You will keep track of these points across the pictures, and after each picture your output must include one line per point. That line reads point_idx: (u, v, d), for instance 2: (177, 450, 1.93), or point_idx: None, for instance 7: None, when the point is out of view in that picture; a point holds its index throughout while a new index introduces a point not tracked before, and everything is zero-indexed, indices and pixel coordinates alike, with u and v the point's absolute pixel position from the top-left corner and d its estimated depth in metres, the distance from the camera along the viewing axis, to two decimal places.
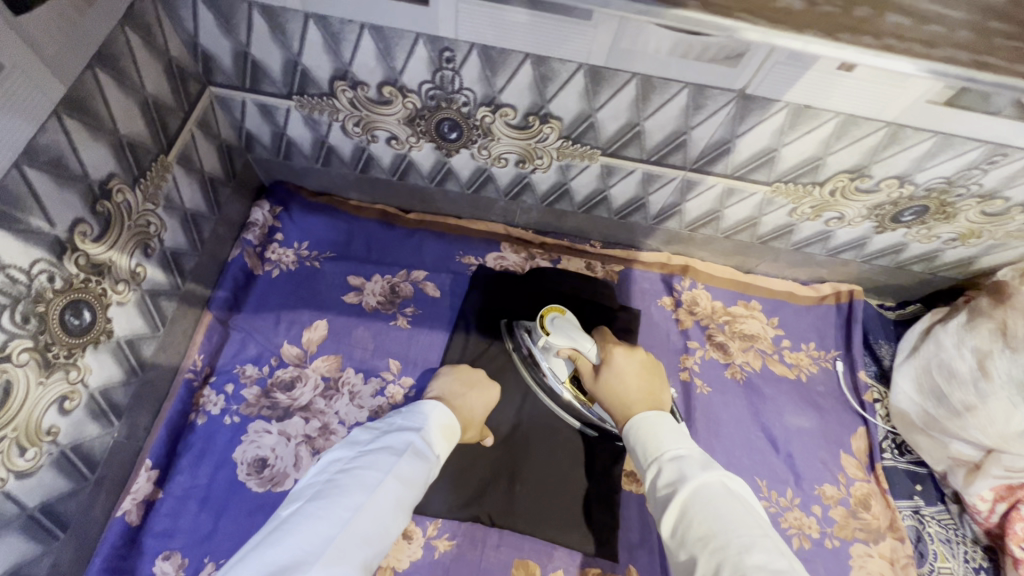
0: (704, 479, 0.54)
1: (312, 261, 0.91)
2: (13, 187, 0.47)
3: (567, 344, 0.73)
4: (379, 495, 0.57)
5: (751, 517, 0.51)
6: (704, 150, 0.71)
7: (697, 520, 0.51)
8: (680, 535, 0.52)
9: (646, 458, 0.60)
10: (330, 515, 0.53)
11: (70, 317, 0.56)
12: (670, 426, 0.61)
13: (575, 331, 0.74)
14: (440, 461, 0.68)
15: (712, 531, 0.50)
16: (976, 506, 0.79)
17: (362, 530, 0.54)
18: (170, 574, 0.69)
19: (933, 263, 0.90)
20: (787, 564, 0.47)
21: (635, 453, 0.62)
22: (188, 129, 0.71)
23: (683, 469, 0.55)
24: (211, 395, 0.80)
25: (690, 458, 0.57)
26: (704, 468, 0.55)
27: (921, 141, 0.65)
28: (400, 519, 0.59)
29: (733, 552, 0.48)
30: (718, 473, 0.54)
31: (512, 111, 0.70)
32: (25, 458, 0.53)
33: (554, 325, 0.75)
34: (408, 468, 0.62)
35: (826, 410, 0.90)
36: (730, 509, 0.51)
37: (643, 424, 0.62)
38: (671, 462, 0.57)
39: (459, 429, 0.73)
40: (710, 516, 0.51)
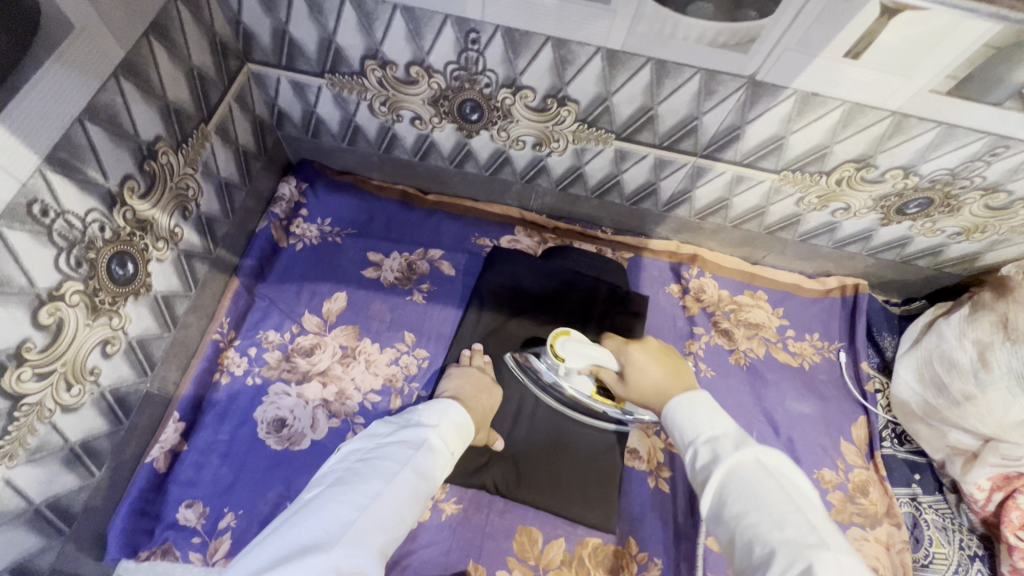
0: (737, 457, 0.51)
1: (334, 237, 0.96)
2: (75, 140, 0.51)
3: (583, 361, 0.77)
4: (396, 486, 0.60)
5: (787, 490, 0.48)
6: (714, 136, 0.74)
7: (731, 500, 0.49)
8: (717, 514, 0.51)
9: (683, 440, 0.58)
10: (350, 501, 0.56)
11: (115, 266, 0.60)
12: (705, 405, 0.59)
13: (587, 347, 0.78)
14: (455, 457, 0.71)
15: (745, 510, 0.48)
16: (973, 495, 0.80)
17: (379, 515, 0.56)
18: (192, 521, 0.73)
19: (939, 258, 0.92)
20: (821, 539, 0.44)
21: (674, 436, 0.60)
22: (227, 101, 0.75)
23: (716, 449, 0.53)
24: (235, 357, 0.84)
25: (725, 438, 0.54)
26: (736, 447, 0.52)
27: (925, 131, 0.68)
28: (416, 511, 0.61)
29: (762, 530, 0.46)
30: (751, 451, 0.52)
31: (532, 93, 0.73)
32: (71, 394, 0.58)
33: (565, 349, 0.78)
34: (424, 462, 0.65)
35: (828, 398, 0.92)
36: (763, 487, 0.48)
37: (676, 409, 0.61)
38: (706, 442, 0.55)
39: (474, 429, 0.76)
40: (741, 495, 0.49)
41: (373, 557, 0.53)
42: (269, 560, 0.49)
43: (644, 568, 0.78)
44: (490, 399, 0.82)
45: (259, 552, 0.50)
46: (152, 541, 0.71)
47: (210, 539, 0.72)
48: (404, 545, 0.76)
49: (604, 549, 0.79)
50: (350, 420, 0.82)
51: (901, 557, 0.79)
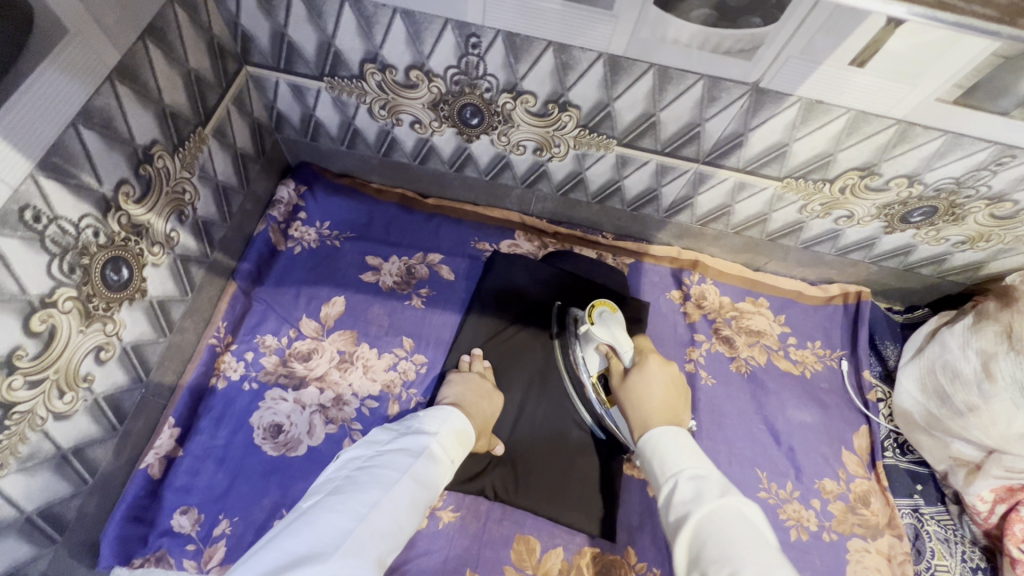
0: (720, 502, 0.51)
1: (333, 241, 0.95)
2: (69, 145, 0.51)
3: (606, 337, 0.75)
4: (395, 494, 0.59)
5: (766, 547, 0.47)
6: (716, 143, 0.74)
7: (710, 540, 0.48)
8: (694, 555, 0.49)
9: (664, 475, 0.58)
10: (349, 509, 0.55)
11: (110, 272, 0.59)
12: (691, 446, 0.59)
13: (618, 331, 0.75)
14: (454, 466, 0.70)
15: (724, 554, 0.46)
16: (975, 507, 0.80)
17: (378, 524, 0.55)
18: (187, 528, 0.72)
19: (942, 266, 0.91)
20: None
21: (652, 472, 0.60)
22: (224, 104, 0.74)
23: (699, 489, 0.53)
24: (231, 361, 0.83)
25: (708, 480, 0.55)
26: (721, 492, 0.52)
27: (930, 140, 0.67)
28: (415, 520, 0.60)
29: (744, 574, 0.44)
30: (735, 499, 0.52)
31: (532, 98, 0.73)
32: (63, 401, 0.57)
33: (599, 316, 0.77)
34: (423, 470, 0.64)
35: (829, 407, 0.91)
36: (745, 536, 0.48)
37: (659, 440, 0.61)
38: (690, 480, 0.55)
39: (474, 437, 0.75)
40: (720, 538, 0.48)
41: (372, 566, 0.52)
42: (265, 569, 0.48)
43: None
44: (491, 403, 0.81)
45: (254, 561, 0.49)
46: (146, 548, 0.70)
47: (205, 546, 0.71)
48: (401, 553, 0.75)
49: (603, 559, 0.78)
50: (347, 426, 0.81)
51: (902, 569, 0.79)
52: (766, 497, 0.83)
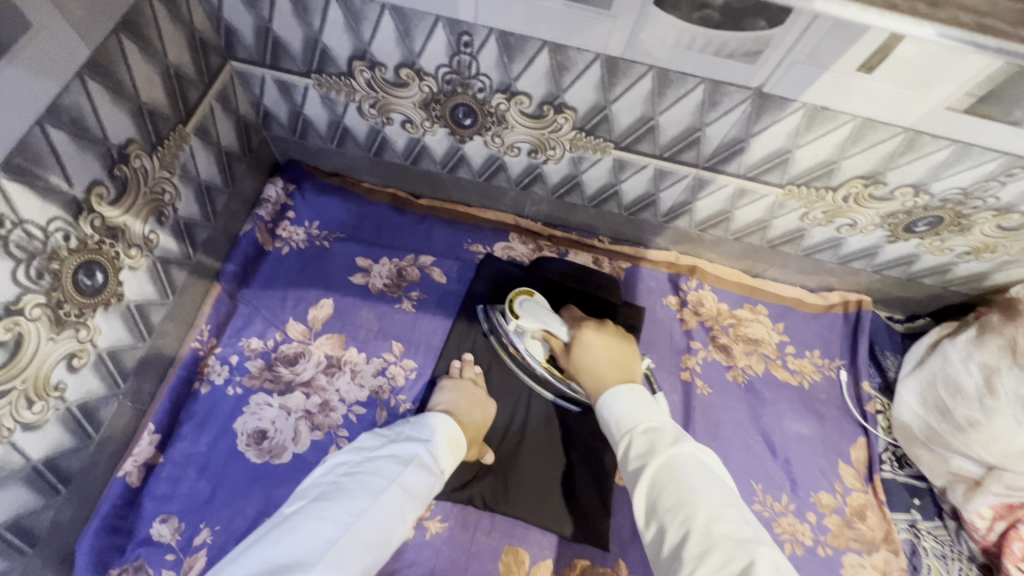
0: (673, 452, 0.54)
1: (321, 241, 0.93)
2: (34, 144, 0.48)
3: (538, 325, 0.76)
4: (383, 502, 0.58)
5: (718, 486, 0.51)
6: (717, 148, 0.71)
7: (666, 492, 0.51)
8: (650, 506, 0.52)
9: (620, 431, 0.60)
10: (334, 516, 0.55)
11: (83, 277, 0.57)
12: (643, 399, 0.61)
13: (544, 313, 0.76)
14: (446, 475, 0.68)
15: (681, 501, 0.50)
16: (974, 523, 0.78)
17: (362, 534, 0.55)
18: (166, 537, 0.70)
19: (945, 277, 0.89)
20: (752, 533, 0.47)
21: (608, 428, 0.62)
22: (207, 101, 0.72)
23: (653, 442, 0.56)
24: (215, 365, 0.81)
25: (662, 432, 0.57)
26: (675, 443, 0.55)
27: (939, 149, 0.64)
28: (403, 530, 0.60)
29: (699, 522, 0.48)
30: (688, 446, 0.54)
31: (527, 99, 0.70)
32: (32, 411, 0.55)
33: (522, 309, 0.77)
34: (413, 479, 0.63)
35: (827, 418, 0.89)
36: (699, 480, 0.51)
37: (614, 398, 0.63)
38: (643, 434, 0.57)
39: (464, 445, 0.73)
40: (677, 489, 0.51)
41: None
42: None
43: None
44: (484, 412, 0.80)
45: (235, 567, 0.49)
46: (123, 558, 0.69)
47: (184, 556, 0.70)
48: (390, 563, 0.73)
49: (593, 571, 0.77)
50: (333, 433, 0.80)
51: None
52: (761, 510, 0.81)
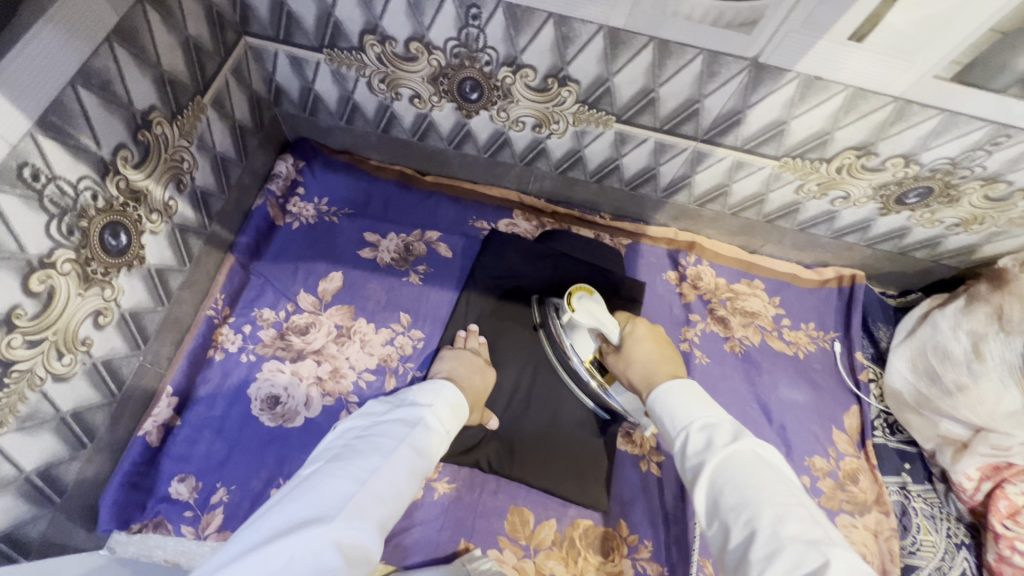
0: (733, 448, 0.51)
1: (330, 217, 0.95)
2: (67, 103, 0.50)
3: (590, 322, 0.73)
4: (395, 460, 0.58)
5: (783, 484, 0.48)
6: (715, 120, 0.74)
7: (727, 489, 0.49)
8: (713, 505, 0.50)
9: (674, 427, 0.58)
10: (348, 472, 0.54)
11: (108, 237, 0.59)
12: (697, 394, 0.59)
13: (599, 311, 0.73)
14: (449, 438, 0.69)
15: (742, 500, 0.47)
16: (962, 484, 0.81)
17: (378, 490, 0.54)
18: (185, 495, 0.73)
19: (936, 250, 0.92)
20: (825, 533, 0.44)
21: (663, 426, 0.60)
22: (223, 75, 0.74)
23: (711, 437, 0.53)
24: (229, 334, 0.84)
25: (721, 426, 0.54)
26: (734, 437, 0.52)
27: (927, 118, 0.67)
28: (414, 487, 0.60)
29: (764, 521, 0.45)
30: (748, 442, 0.52)
31: (532, 72, 0.73)
32: (62, 362, 0.57)
33: (578, 303, 0.73)
34: (419, 439, 0.63)
35: (821, 387, 0.92)
36: (762, 478, 0.48)
37: (667, 394, 0.61)
38: (701, 430, 0.55)
39: (467, 410, 0.74)
40: (739, 486, 0.48)
41: (373, 532, 0.51)
42: (270, 532, 0.47)
43: (634, 550, 0.79)
44: (483, 379, 0.81)
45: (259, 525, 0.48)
46: (144, 514, 0.72)
47: (203, 513, 0.72)
48: (401, 521, 0.77)
49: (595, 531, 0.80)
50: (344, 398, 0.82)
51: (888, 544, 0.80)
52: None
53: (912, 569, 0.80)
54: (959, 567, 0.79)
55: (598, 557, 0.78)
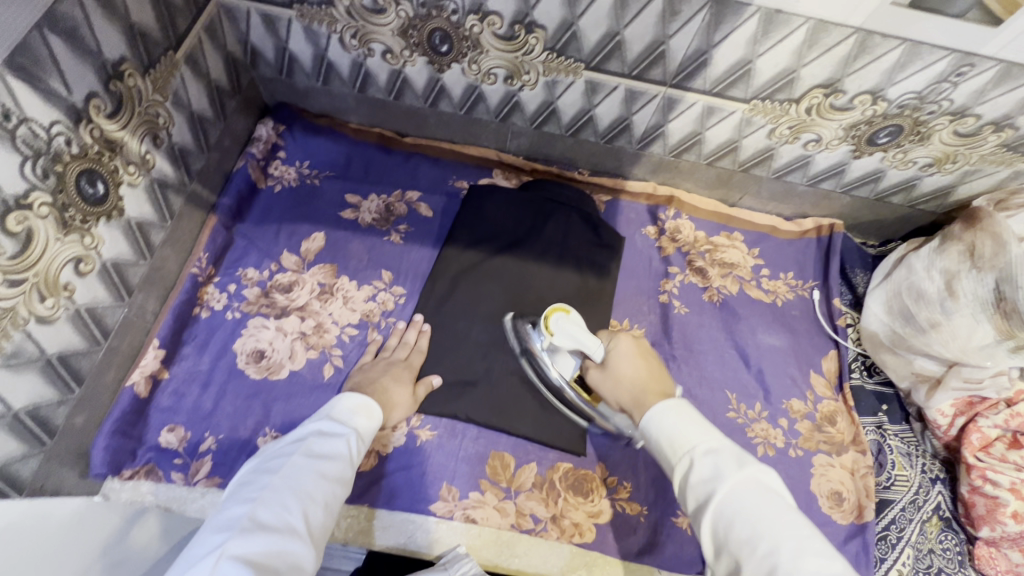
0: (741, 477, 0.51)
1: (312, 179, 0.97)
2: (33, 46, 0.52)
3: (572, 345, 0.71)
4: (290, 470, 0.57)
5: (790, 513, 0.49)
6: (682, 62, 0.75)
7: (739, 523, 0.49)
8: (722, 537, 0.50)
9: (675, 453, 0.56)
10: (239, 499, 0.54)
11: (85, 185, 0.61)
12: (695, 417, 0.58)
13: (579, 331, 0.71)
14: (366, 440, 0.67)
15: (755, 534, 0.48)
16: (937, 421, 0.82)
17: (280, 501, 0.53)
18: (174, 444, 0.76)
19: (912, 194, 0.92)
20: (835, 563, 0.46)
21: (657, 448, 0.58)
22: (196, 32, 0.75)
23: (719, 467, 0.53)
24: (214, 293, 0.86)
25: (724, 453, 0.54)
26: (740, 466, 0.52)
27: (890, 50, 0.68)
28: (332, 488, 0.58)
29: (780, 555, 0.46)
30: (753, 471, 0.52)
31: (499, 19, 0.74)
32: (44, 305, 0.59)
33: (556, 326, 0.72)
34: (320, 443, 0.61)
35: (799, 332, 0.93)
36: (775, 511, 0.49)
37: (661, 417, 0.58)
38: (705, 456, 0.54)
39: (379, 405, 0.71)
40: (750, 519, 0.49)
41: (281, 539, 0.50)
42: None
43: (613, 492, 0.81)
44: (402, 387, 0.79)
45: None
46: (135, 462, 0.74)
47: (192, 460, 0.75)
48: (385, 467, 0.79)
49: (574, 473, 0.82)
50: (327, 352, 0.85)
51: (864, 481, 0.82)
52: (735, 417, 0.86)
53: (886, 503, 0.82)
54: (932, 500, 0.82)
55: (578, 497, 0.80)
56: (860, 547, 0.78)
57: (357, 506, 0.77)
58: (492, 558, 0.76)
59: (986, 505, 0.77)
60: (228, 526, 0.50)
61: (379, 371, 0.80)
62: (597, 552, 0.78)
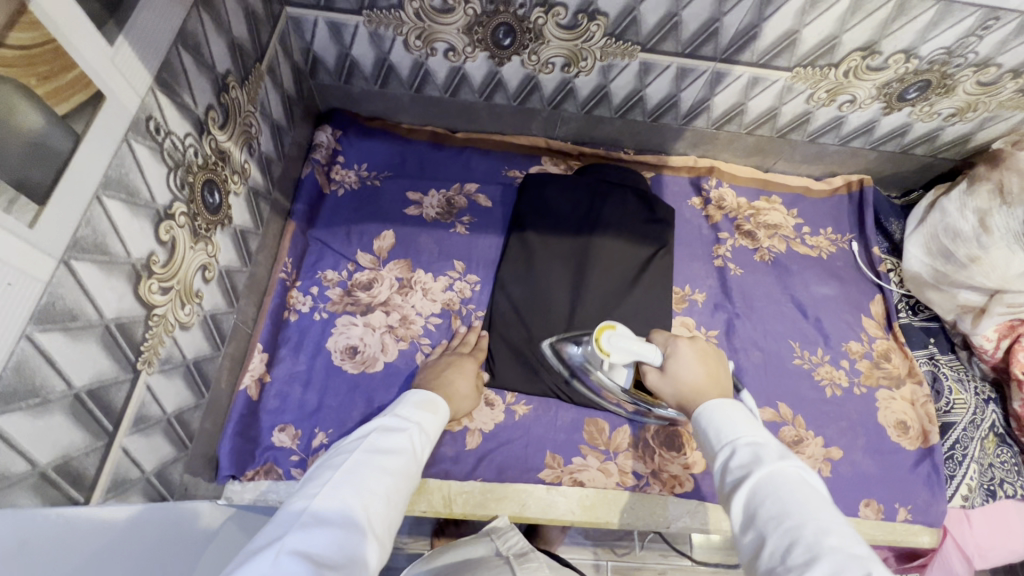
0: (781, 465, 0.49)
1: (372, 181, 1.00)
2: (173, 63, 0.55)
3: (628, 357, 0.71)
4: (353, 465, 0.52)
5: (826, 505, 0.46)
6: (733, 38, 0.81)
7: (772, 498, 0.46)
8: (751, 514, 0.47)
9: (718, 440, 0.55)
10: (303, 494, 0.49)
11: (208, 194, 0.64)
12: (743, 415, 0.58)
13: (634, 342, 0.71)
14: (429, 432, 0.63)
15: (786, 511, 0.45)
16: (983, 346, 0.90)
17: (344, 494, 0.49)
18: (288, 443, 0.78)
19: (935, 143, 1.01)
20: (868, 551, 0.41)
21: (703, 438, 0.58)
22: (273, 44, 0.78)
23: (758, 453, 0.51)
24: (300, 296, 0.89)
25: (768, 447, 0.52)
26: (781, 457, 0.50)
27: (925, 11, 0.75)
28: (397, 486, 0.54)
29: (808, 531, 0.43)
30: (795, 466, 0.50)
31: (563, 10, 0.78)
32: (184, 312, 0.62)
33: (611, 344, 0.71)
34: (382, 437, 0.57)
35: (847, 281, 1.01)
36: (808, 497, 0.46)
37: (714, 411, 0.59)
38: (747, 445, 0.53)
39: (445, 404, 0.70)
40: (783, 498, 0.46)
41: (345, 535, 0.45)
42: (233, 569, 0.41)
43: None
44: (467, 381, 0.80)
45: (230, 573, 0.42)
46: (255, 462, 0.77)
47: (308, 455, 0.78)
48: (489, 443, 0.83)
49: (665, 430, 0.87)
50: (416, 342, 0.88)
51: (925, 409, 0.89)
52: (801, 363, 0.93)
53: (948, 425, 0.89)
54: (988, 419, 0.90)
55: (671, 452, 0.85)
56: (931, 467, 0.85)
57: (470, 482, 0.81)
58: (605, 515, 0.81)
59: None
60: (289, 520, 0.45)
61: (443, 365, 0.81)
62: (697, 499, 0.83)
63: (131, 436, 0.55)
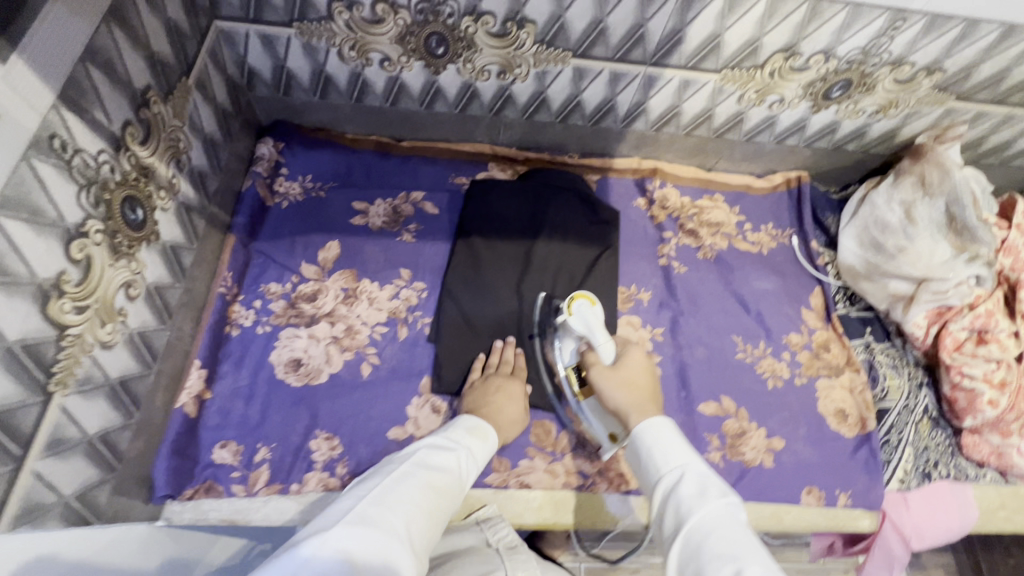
0: (724, 503, 0.51)
1: (317, 192, 0.99)
2: (80, 80, 0.54)
3: (581, 329, 0.79)
4: (403, 476, 0.54)
5: (760, 548, 0.48)
6: (660, 42, 0.83)
7: (718, 540, 0.48)
8: (695, 551, 0.49)
9: (665, 469, 0.57)
10: (354, 495, 0.51)
11: (128, 211, 0.63)
12: (687, 443, 0.59)
13: (593, 320, 0.79)
14: (477, 458, 0.65)
15: (732, 554, 0.47)
16: (914, 333, 0.93)
17: (392, 501, 0.50)
18: (228, 460, 0.77)
19: (864, 140, 1.04)
20: None
21: (647, 464, 0.59)
22: (202, 58, 0.78)
23: (705, 490, 0.53)
24: (241, 310, 0.88)
25: (711, 481, 0.54)
26: (723, 494, 0.52)
27: (836, 13, 0.78)
28: (439, 503, 0.54)
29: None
30: (738, 504, 0.52)
31: (491, 19, 0.80)
32: (105, 330, 0.61)
33: (578, 308, 0.80)
34: (432, 454, 0.59)
35: (787, 275, 1.03)
36: (749, 540, 0.48)
37: (659, 435, 0.60)
38: (694, 478, 0.55)
39: (490, 430, 0.72)
40: (729, 541, 0.48)
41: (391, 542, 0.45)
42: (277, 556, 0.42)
43: None
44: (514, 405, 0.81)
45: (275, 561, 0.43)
46: (194, 481, 0.76)
47: (249, 471, 0.77)
48: None
49: None
50: (361, 352, 0.88)
51: (863, 397, 0.92)
52: (744, 357, 0.95)
53: (884, 411, 0.92)
54: (921, 403, 0.93)
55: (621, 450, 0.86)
56: (868, 453, 0.88)
57: None
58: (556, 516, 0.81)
59: (966, 398, 0.88)
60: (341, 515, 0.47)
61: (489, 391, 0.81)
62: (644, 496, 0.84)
63: (45, 459, 0.54)
